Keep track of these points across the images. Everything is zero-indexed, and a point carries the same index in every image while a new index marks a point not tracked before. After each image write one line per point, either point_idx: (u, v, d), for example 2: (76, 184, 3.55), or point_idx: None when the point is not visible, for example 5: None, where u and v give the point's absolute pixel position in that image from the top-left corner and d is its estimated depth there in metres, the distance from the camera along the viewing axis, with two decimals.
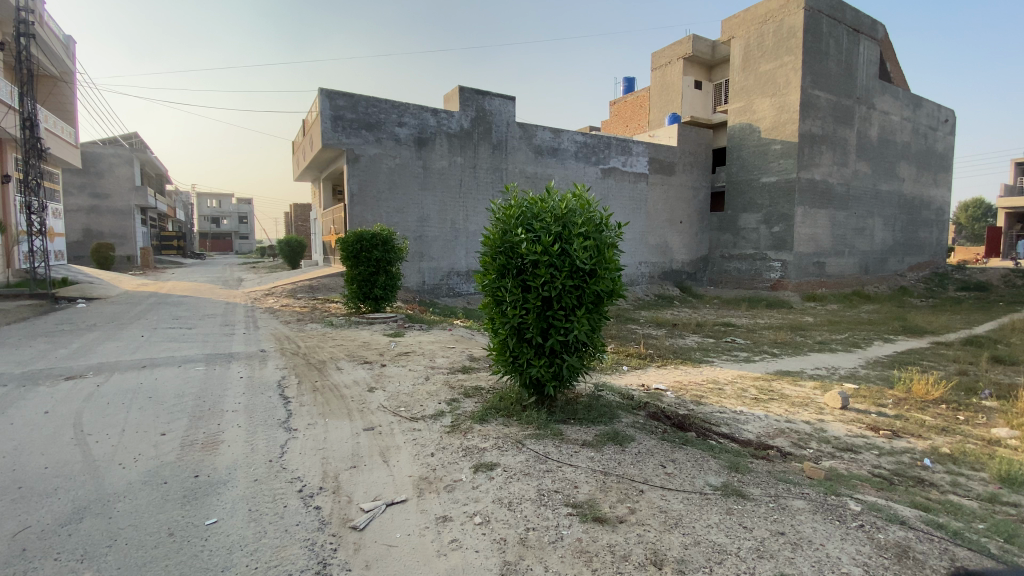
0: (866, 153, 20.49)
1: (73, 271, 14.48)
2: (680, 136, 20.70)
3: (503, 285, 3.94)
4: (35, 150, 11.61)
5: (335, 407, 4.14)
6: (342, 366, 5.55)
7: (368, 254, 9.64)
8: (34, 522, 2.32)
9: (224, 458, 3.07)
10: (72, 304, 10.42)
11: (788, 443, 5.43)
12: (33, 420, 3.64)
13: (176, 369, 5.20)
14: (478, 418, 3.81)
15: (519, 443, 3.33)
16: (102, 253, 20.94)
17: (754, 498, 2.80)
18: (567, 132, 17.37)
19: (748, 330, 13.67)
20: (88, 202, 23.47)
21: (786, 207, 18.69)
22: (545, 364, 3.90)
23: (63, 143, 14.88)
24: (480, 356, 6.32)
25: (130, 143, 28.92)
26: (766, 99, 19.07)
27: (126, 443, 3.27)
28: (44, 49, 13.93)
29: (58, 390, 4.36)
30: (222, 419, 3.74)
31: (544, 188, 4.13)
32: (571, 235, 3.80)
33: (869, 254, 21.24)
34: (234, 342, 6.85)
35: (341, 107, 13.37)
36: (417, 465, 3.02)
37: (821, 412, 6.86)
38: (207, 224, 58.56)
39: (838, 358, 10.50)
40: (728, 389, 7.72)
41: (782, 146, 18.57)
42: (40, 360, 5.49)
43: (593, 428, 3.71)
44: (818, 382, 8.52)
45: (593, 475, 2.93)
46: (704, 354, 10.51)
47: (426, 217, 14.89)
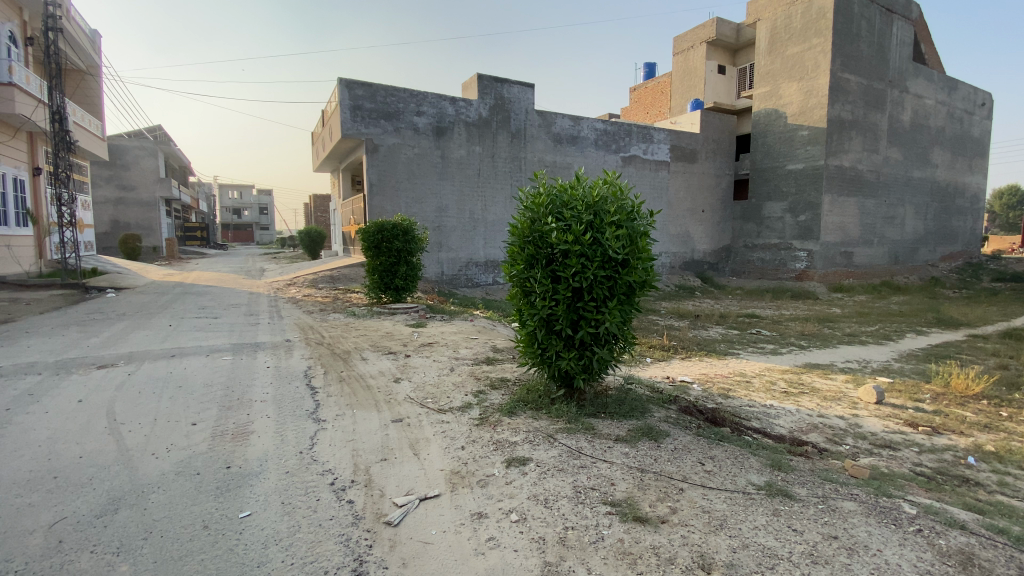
0: (897, 139, 19.74)
1: (102, 262, 14.82)
2: (704, 123, 20.19)
3: (532, 276, 3.82)
4: (64, 143, 11.87)
5: (362, 398, 4.10)
6: (366, 356, 5.53)
7: (389, 245, 9.61)
8: (69, 512, 2.32)
9: (255, 449, 3.06)
10: (102, 294, 10.64)
11: (822, 439, 5.25)
12: (67, 408, 3.69)
13: (204, 358, 5.23)
14: (506, 411, 3.73)
15: (551, 437, 3.25)
16: (130, 244, 21.42)
17: (801, 500, 2.68)
18: (587, 120, 17.07)
19: (774, 321, 13.35)
20: (115, 193, 24.00)
21: (813, 195, 18.13)
22: (574, 356, 3.79)
23: (91, 136, 15.13)
24: (503, 347, 6.23)
25: (153, 135, 29.40)
26: (793, 84, 18.47)
27: (158, 432, 3.28)
28: (70, 42, 14.10)
29: (91, 378, 4.43)
30: (251, 409, 3.74)
31: (574, 175, 3.99)
32: (603, 224, 3.68)
33: (899, 244, 20.54)
34: (259, 331, 6.89)
35: (360, 97, 13.31)
36: (448, 459, 2.96)
37: (855, 406, 6.64)
38: (229, 216, 59.60)
39: (868, 350, 10.16)
40: (756, 382, 7.55)
41: (810, 132, 18.00)
42: (72, 349, 5.58)
43: (625, 422, 3.61)
44: (850, 376, 8.26)
45: (629, 471, 2.83)
46: (729, 346, 10.28)
47: (445, 207, 14.82)
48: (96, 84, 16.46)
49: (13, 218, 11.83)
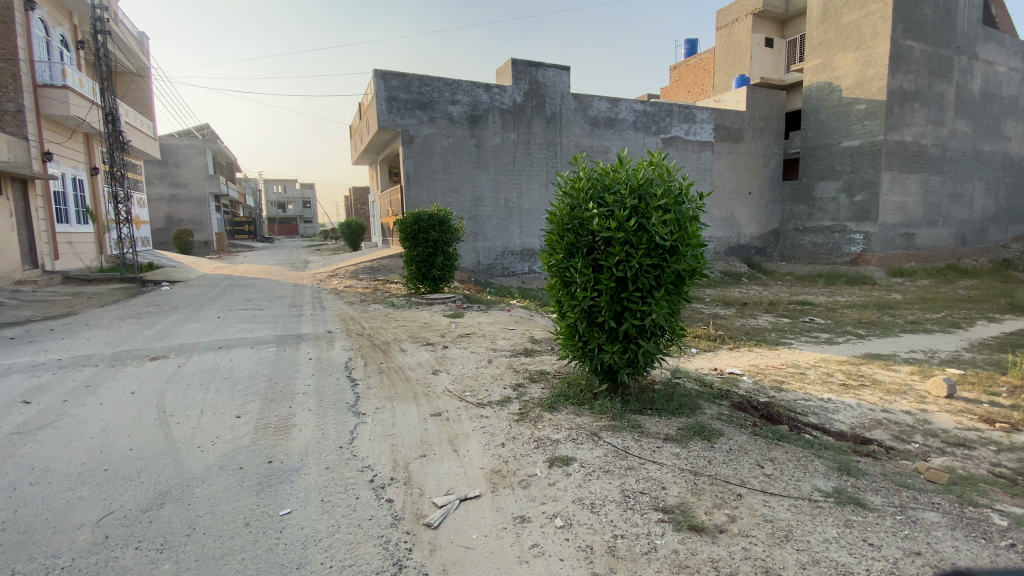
0: (966, 110, 18.19)
1: (158, 256, 15.60)
2: (750, 100, 19.21)
3: (572, 265, 3.64)
4: (118, 143, 12.48)
5: (402, 390, 4.06)
6: (405, 348, 5.50)
7: (425, 235, 9.59)
8: (117, 507, 2.37)
9: (296, 443, 3.05)
10: (157, 287, 11.16)
11: (887, 436, 4.87)
12: (121, 400, 3.83)
13: (249, 350, 5.35)
14: (547, 406, 3.60)
15: (595, 436, 3.09)
16: (183, 239, 22.49)
17: (876, 509, 2.42)
18: (625, 101, 16.52)
19: (828, 309, 12.62)
20: (169, 191, 25.20)
21: (871, 173, 16.97)
22: (618, 350, 3.61)
23: (143, 135, 15.86)
24: (542, 338, 6.09)
25: (202, 134, 30.62)
26: (849, 54, 17.24)
27: (204, 425, 3.34)
28: (120, 46, 14.72)
29: (143, 370, 4.60)
30: (293, 401, 3.76)
31: (616, 157, 3.77)
32: (649, 209, 3.45)
33: (967, 224, 19.00)
34: (302, 322, 7.03)
35: (395, 88, 13.33)
36: (488, 457, 2.85)
37: (922, 400, 6.14)
38: (275, 210, 61.82)
39: (935, 339, 9.43)
40: (811, 374, 7.12)
41: (867, 106, 16.80)
42: (128, 341, 5.84)
43: (674, 420, 3.41)
44: (915, 367, 7.67)
45: (681, 475, 2.66)
46: (780, 335, 9.76)
47: (480, 196, 14.72)
48: (146, 85, 17.20)
49: (74, 216, 12.54)
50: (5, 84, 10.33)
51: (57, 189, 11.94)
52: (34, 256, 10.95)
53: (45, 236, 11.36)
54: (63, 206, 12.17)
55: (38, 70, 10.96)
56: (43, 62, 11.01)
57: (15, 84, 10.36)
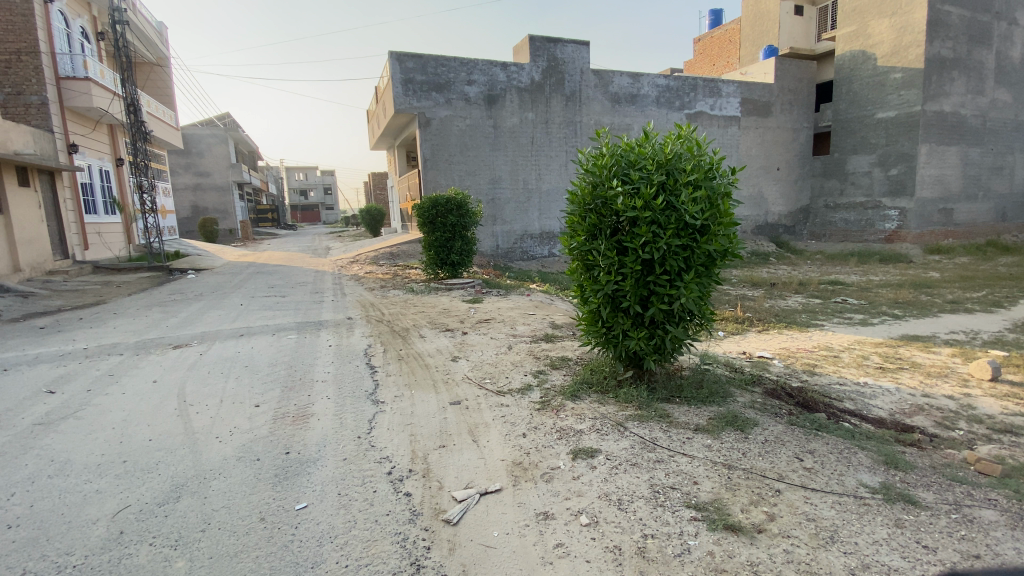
0: (1012, 76, 17.05)
1: (184, 245, 15.89)
2: (778, 72, 18.39)
3: (595, 247, 3.46)
4: (140, 134, 12.64)
5: (420, 377, 3.99)
6: (424, 334, 5.43)
7: (443, 219, 9.47)
8: (133, 501, 2.37)
9: (314, 433, 3.00)
10: (183, 275, 11.36)
11: (929, 423, 4.59)
12: (143, 389, 3.86)
13: (270, 337, 5.33)
14: (570, 394, 3.47)
15: (621, 426, 2.95)
16: (209, 228, 22.94)
17: (928, 507, 2.22)
18: (647, 76, 15.97)
19: (861, 289, 12.11)
20: (194, 180, 25.61)
21: (907, 146, 16.13)
22: (645, 336, 3.45)
23: (165, 126, 16.03)
24: (563, 323, 5.94)
25: (223, 122, 30.93)
26: (885, 19, 16.28)
27: (223, 414, 3.33)
28: (140, 35, 14.80)
29: (166, 358, 4.64)
30: (312, 389, 3.72)
31: (641, 131, 3.56)
32: (677, 185, 3.25)
33: (1010, 197, 17.96)
34: (323, 309, 7.03)
35: (411, 70, 13.11)
36: (509, 448, 2.74)
37: (965, 384, 5.80)
38: (297, 198, 62.62)
39: (977, 320, 8.95)
40: (845, 357, 6.82)
41: (904, 74, 15.90)
42: (153, 329, 5.92)
43: (704, 409, 3.25)
44: (956, 349, 7.28)
45: (713, 469, 2.51)
46: (811, 317, 9.41)
47: (498, 178, 14.49)
48: (166, 75, 17.35)
49: (101, 206, 12.80)
50: (29, 77, 10.48)
51: (84, 180, 12.18)
52: (65, 247, 11.23)
53: (75, 227, 11.64)
54: (91, 197, 12.43)
55: (60, 62, 11.09)
56: (64, 54, 11.14)
57: (38, 77, 10.51)
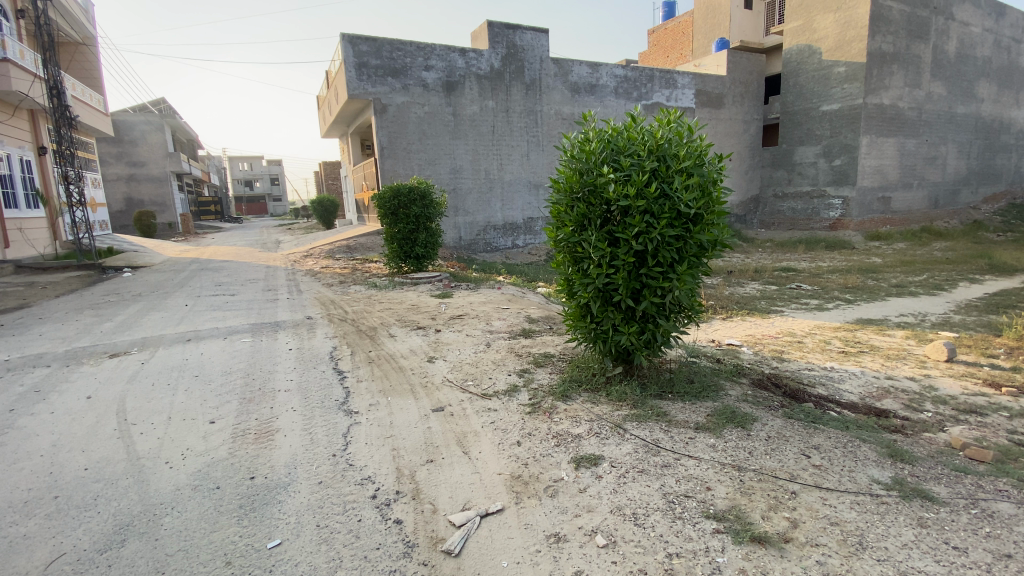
0: (942, 72, 18.14)
1: (117, 240, 14.59)
2: (730, 64, 18.84)
3: (585, 238, 3.25)
4: (65, 119, 11.42)
5: (395, 383, 3.67)
6: (393, 333, 5.09)
7: (406, 210, 9.06)
8: (69, 547, 1.99)
9: (282, 452, 2.66)
10: (119, 274, 10.39)
11: (899, 406, 4.71)
12: (75, 407, 3.35)
13: (222, 342, 4.84)
14: (560, 395, 3.27)
15: (620, 428, 2.77)
16: (145, 222, 21.29)
17: (946, 503, 2.20)
18: (605, 66, 15.89)
19: (813, 274, 12.60)
20: (126, 170, 23.69)
21: (850, 137, 16.91)
22: (636, 331, 3.27)
23: (91, 111, 14.61)
24: (539, 317, 5.73)
25: (158, 109, 28.71)
26: (829, 15, 16.93)
27: (173, 434, 2.91)
28: (60, 11, 13.37)
29: (102, 370, 4.09)
30: (275, 401, 3.34)
31: (628, 116, 3.37)
32: (670, 172, 3.09)
33: (940, 186, 19.18)
34: (279, 308, 6.51)
35: (365, 53, 12.46)
36: (504, 460, 2.50)
37: (923, 366, 6.05)
38: (241, 189, 59.48)
39: (922, 302, 9.43)
40: (809, 342, 6.99)
41: (847, 68, 16.62)
42: (84, 337, 5.26)
43: (699, 405, 3.12)
44: (909, 331, 7.62)
45: (723, 471, 2.39)
46: (771, 303, 9.66)
47: (460, 168, 14.09)
48: (91, 55, 15.83)
49: (21, 199, 11.52)
50: None
51: (1, 171, 10.92)
52: None
53: None
54: (10, 189, 11.18)
55: None
56: None
57: None
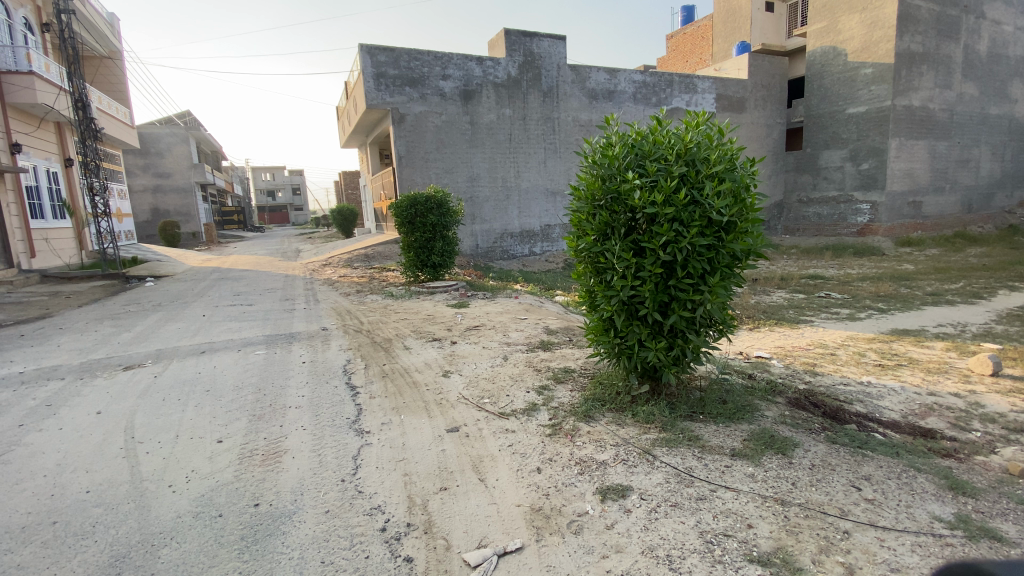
0: (974, 72, 17.50)
1: (141, 250, 14.86)
2: (752, 67, 18.47)
3: (608, 248, 3.07)
4: (91, 131, 11.68)
5: (409, 399, 3.52)
6: (409, 345, 4.96)
7: (423, 219, 8.98)
8: None
9: (289, 476, 2.52)
10: (141, 283, 10.52)
11: (945, 424, 4.38)
12: (84, 424, 3.28)
13: (235, 354, 4.76)
14: (582, 415, 3.08)
15: (649, 454, 2.56)
16: (170, 231, 21.74)
17: (1019, 546, 1.96)
18: (623, 71, 15.71)
19: (842, 282, 12.14)
20: (153, 181, 24.26)
21: (878, 140, 16.38)
22: (664, 347, 3.07)
23: (117, 123, 14.95)
24: (558, 329, 5.54)
25: (184, 121, 29.43)
26: (854, 16, 16.49)
27: (179, 454, 2.80)
28: (88, 27, 13.74)
29: (114, 384, 4.03)
30: (285, 418, 3.21)
31: (653, 119, 3.19)
32: (700, 177, 2.89)
33: (973, 190, 18.44)
34: (295, 319, 6.45)
35: (383, 63, 12.50)
36: (523, 489, 2.32)
37: (967, 380, 5.66)
38: (264, 199, 60.65)
39: (960, 312, 8.96)
40: (842, 355, 6.64)
41: (874, 70, 16.14)
42: (101, 348, 5.25)
43: (733, 428, 2.91)
44: (949, 342, 7.20)
45: (765, 506, 2.17)
46: (799, 313, 9.29)
47: (477, 176, 14.02)
48: (118, 69, 16.26)
49: (48, 210, 11.79)
50: None
51: (30, 183, 11.19)
52: (8, 254, 10.25)
53: (20, 234, 10.67)
54: (38, 200, 11.45)
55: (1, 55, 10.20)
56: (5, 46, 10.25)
57: None
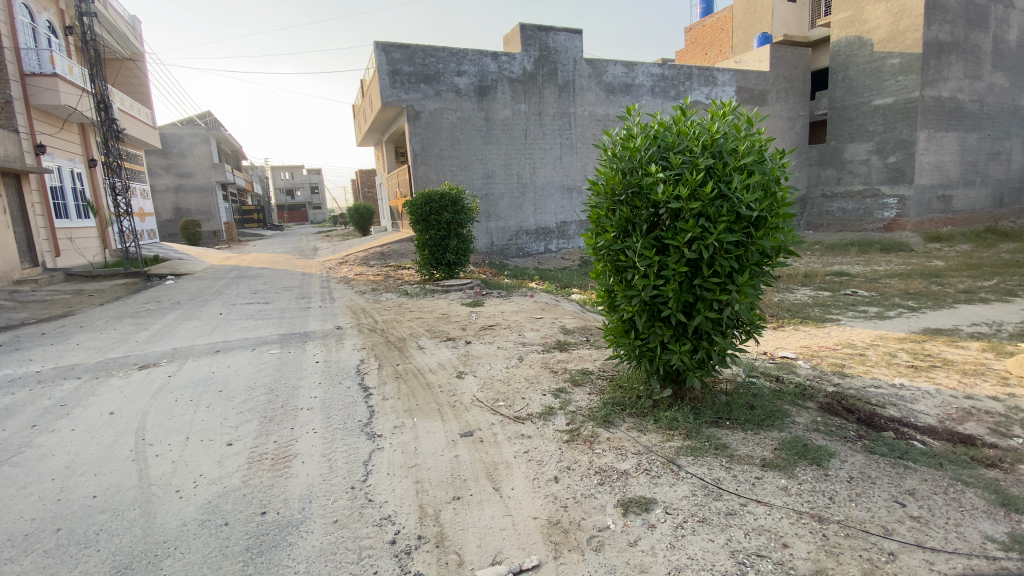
0: (1008, 60, 16.78)
1: (163, 249, 15.09)
2: (774, 58, 17.99)
3: (629, 246, 2.92)
4: (112, 132, 11.85)
5: (422, 401, 3.43)
6: (423, 345, 4.87)
7: (438, 216, 8.90)
8: None
9: (297, 482, 2.45)
10: (162, 281, 10.68)
11: (984, 430, 4.10)
12: (96, 425, 3.26)
13: (249, 353, 4.73)
14: (601, 420, 2.95)
15: (674, 464, 2.42)
16: (191, 230, 22.11)
17: None
18: (641, 65, 15.41)
19: (869, 279, 11.75)
20: (175, 181, 24.70)
21: (906, 132, 15.81)
22: (689, 349, 2.92)
23: (138, 124, 15.18)
24: (575, 328, 5.40)
25: (205, 122, 29.88)
26: (881, 4, 15.92)
27: (188, 458, 2.76)
28: (110, 29, 13.95)
29: (128, 383, 4.02)
30: (296, 420, 3.15)
31: (676, 110, 3.04)
32: (728, 169, 2.73)
33: (1006, 183, 17.70)
34: (310, 317, 6.42)
35: (398, 60, 12.44)
36: (540, 500, 2.20)
37: (1006, 382, 5.34)
38: (283, 197, 61.48)
39: (996, 310, 8.54)
40: (872, 355, 6.36)
41: (901, 59, 15.57)
42: (119, 347, 5.28)
43: (762, 435, 2.75)
44: (984, 343, 6.85)
45: (801, 523, 2.01)
46: (825, 311, 8.99)
47: (492, 173, 13.90)
48: (139, 71, 16.53)
49: (73, 210, 12.03)
50: None
51: (54, 183, 11.42)
52: (33, 253, 10.48)
53: (45, 233, 10.89)
54: (62, 200, 11.68)
55: (25, 58, 10.40)
56: (29, 49, 10.45)
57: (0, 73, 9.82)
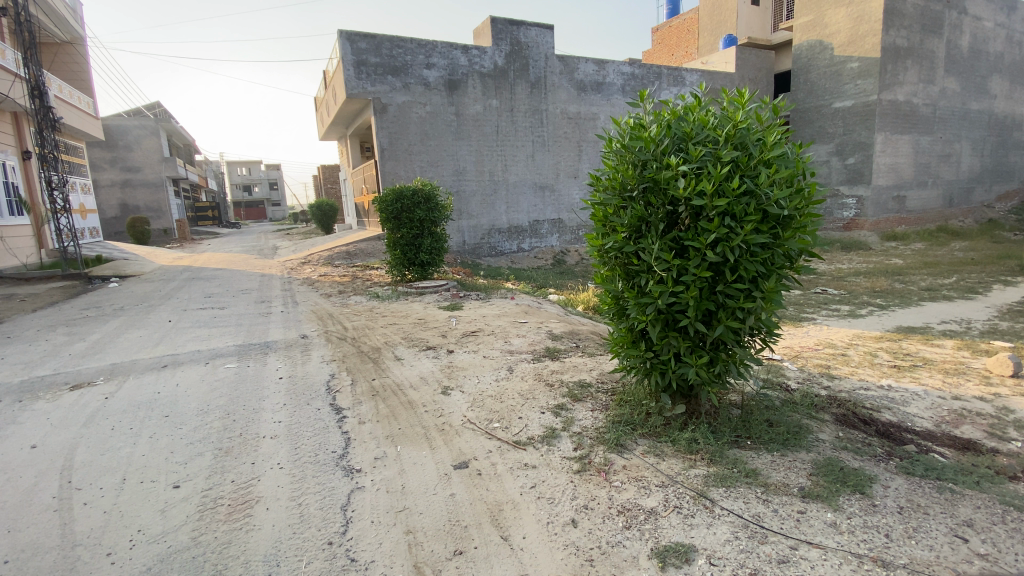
0: (957, 67, 17.52)
1: (108, 249, 13.94)
2: (740, 60, 18.25)
3: (644, 247, 2.60)
4: (48, 122, 10.76)
5: (405, 424, 3.01)
6: (400, 356, 4.43)
7: (410, 214, 8.42)
8: None
9: (260, 538, 2.01)
10: (104, 284, 9.75)
11: (984, 433, 3.93)
12: (12, 463, 2.70)
13: (203, 369, 4.17)
14: (613, 443, 2.62)
15: (706, 498, 2.13)
16: (138, 228, 20.64)
17: None
18: (612, 63, 15.27)
19: (836, 278, 11.93)
20: (121, 175, 23.06)
21: (864, 135, 16.31)
22: (707, 363, 2.63)
23: (78, 114, 13.98)
24: (563, 334, 5.06)
25: (153, 113, 28.07)
26: (841, 9, 16.32)
27: (126, 505, 2.27)
28: (45, 9, 12.73)
29: (56, 408, 3.43)
30: (258, 453, 2.68)
31: (691, 97, 2.75)
32: (754, 162, 2.46)
33: (955, 184, 18.51)
34: (271, 325, 5.86)
35: (363, 51, 11.83)
36: (559, 554, 1.86)
37: (988, 382, 5.31)
38: (241, 194, 58.94)
39: (960, 308, 8.74)
40: (854, 355, 6.31)
41: (860, 64, 16.03)
42: (49, 362, 4.62)
43: (792, 458, 2.48)
44: (958, 341, 6.92)
45: (863, 571, 1.74)
46: (799, 310, 9.01)
47: (463, 170, 13.45)
48: (79, 56, 15.24)
49: (3, 207, 10.87)
50: None
51: None
52: None
53: None
54: None
55: None
56: None
57: None
